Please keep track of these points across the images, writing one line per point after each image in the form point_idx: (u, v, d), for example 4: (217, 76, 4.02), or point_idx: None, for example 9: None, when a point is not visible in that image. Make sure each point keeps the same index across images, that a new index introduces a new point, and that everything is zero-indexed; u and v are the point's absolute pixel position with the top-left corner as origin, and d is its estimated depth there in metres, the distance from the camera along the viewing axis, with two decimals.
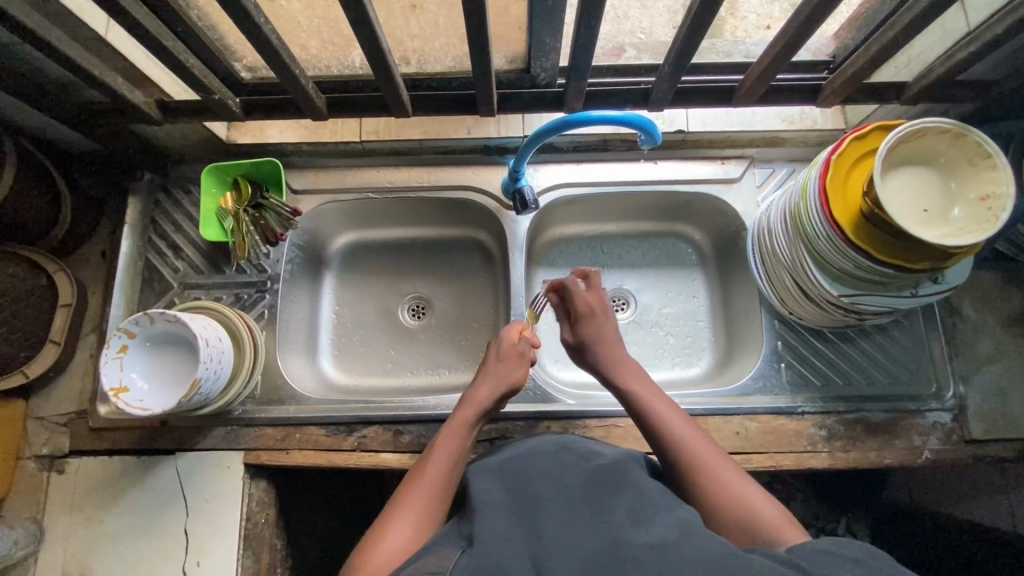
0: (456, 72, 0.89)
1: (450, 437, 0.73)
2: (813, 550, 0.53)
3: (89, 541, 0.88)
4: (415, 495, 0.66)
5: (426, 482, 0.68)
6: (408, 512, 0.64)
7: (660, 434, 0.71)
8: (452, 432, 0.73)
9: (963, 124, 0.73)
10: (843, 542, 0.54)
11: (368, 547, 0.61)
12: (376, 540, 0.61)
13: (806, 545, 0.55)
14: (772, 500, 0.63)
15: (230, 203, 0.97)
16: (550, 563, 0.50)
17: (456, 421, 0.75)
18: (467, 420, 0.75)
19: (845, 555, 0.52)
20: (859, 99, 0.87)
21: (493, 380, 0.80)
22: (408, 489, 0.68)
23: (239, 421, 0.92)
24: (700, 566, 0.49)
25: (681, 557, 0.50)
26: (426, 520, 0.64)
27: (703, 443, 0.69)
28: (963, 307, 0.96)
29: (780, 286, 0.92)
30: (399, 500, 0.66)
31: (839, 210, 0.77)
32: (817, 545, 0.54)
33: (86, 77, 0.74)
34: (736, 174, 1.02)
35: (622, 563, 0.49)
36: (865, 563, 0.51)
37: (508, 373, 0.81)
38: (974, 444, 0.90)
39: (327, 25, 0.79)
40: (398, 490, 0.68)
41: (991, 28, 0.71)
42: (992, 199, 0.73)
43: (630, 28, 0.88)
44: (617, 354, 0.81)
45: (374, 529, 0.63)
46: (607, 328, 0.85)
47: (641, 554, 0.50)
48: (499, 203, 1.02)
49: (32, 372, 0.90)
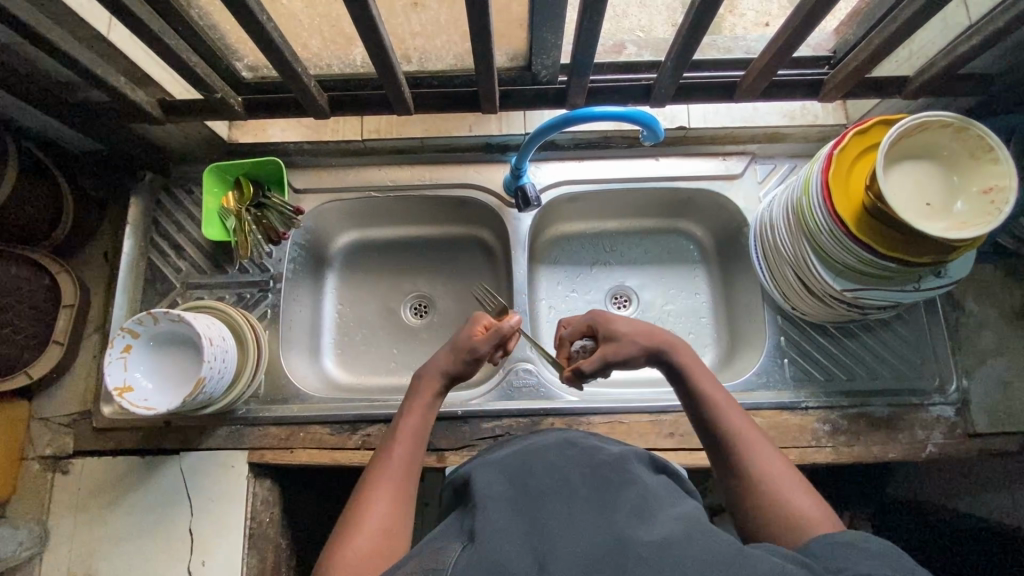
0: (458, 69, 0.89)
1: (413, 420, 0.72)
2: (834, 543, 0.53)
3: (94, 542, 0.88)
4: (386, 483, 0.66)
5: (393, 470, 0.67)
6: (382, 496, 0.64)
7: (713, 421, 0.68)
8: (414, 419, 0.72)
9: (965, 118, 0.73)
10: (863, 536, 0.54)
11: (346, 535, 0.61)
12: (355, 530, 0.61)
13: (826, 538, 0.55)
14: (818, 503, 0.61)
15: (232, 202, 0.97)
16: (554, 562, 0.50)
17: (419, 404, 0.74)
18: (429, 405, 0.74)
19: (864, 548, 0.52)
20: (862, 94, 0.87)
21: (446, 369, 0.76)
22: (378, 474, 0.67)
23: (243, 421, 0.92)
24: (706, 563, 0.49)
25: (687, 555, 0.50)
26: (403, 509, 0.64)
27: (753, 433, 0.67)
28: (966, 301, 0.96)
29: (783, 280, 0.92)
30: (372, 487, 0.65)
31: (842, 205, 0.77)
32: (833, 539, 0.54)
33: (88, 77, 0.74)
34: (737, 170, 1.02)
35: (627, 561, 0.49)
36: (887, 558, 0.51)
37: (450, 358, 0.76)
38: (977, 437, 0.90)
39: (328, 23, 0.79)
40: (368, 474, 0.68)
41: (993, 22, 0.71)
42: (996, 192, 0.73)
43: (630, 25, 0.90)
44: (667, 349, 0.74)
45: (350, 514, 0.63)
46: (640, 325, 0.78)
47: (645, 552, 0.50)
48: (500, 200, 1.02)
49: (36, 373, 0.90)
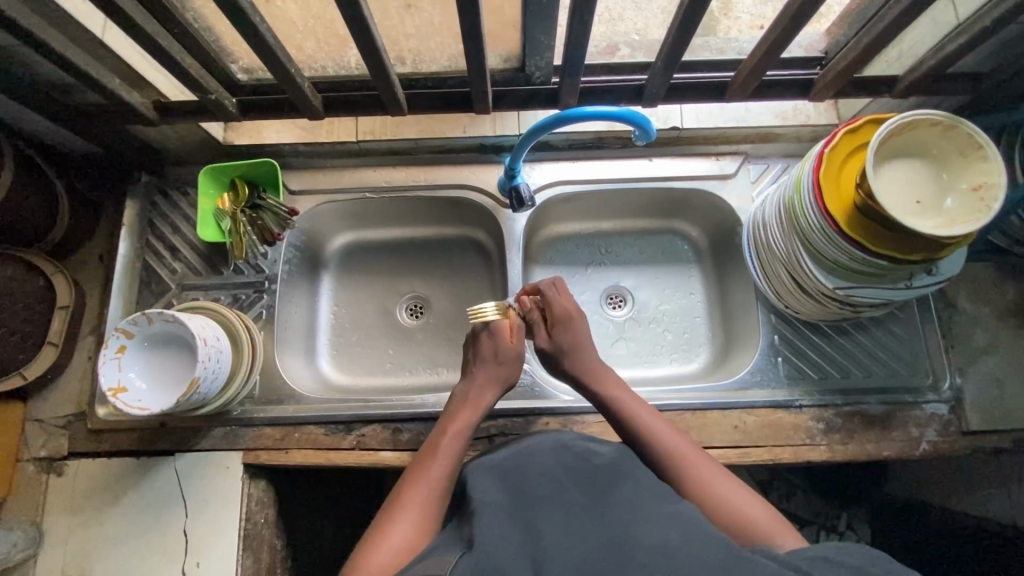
0: (451, 71, 0.90)
1: (454, 433, 0.76)
2: (809, 555, 0.54)
3: (89, 543, 0.88)
4: (420, 494, 0.68)
5: (432, 480, 0.69)
6: (413, 506, 0.67)
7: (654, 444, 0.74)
8: (455, 436, 0.75)
9: (954, 116, 0.74)
10: (842, 548, 0.54)
11: (376, 544, 0.62)
12: (381, 542, 0.62)
13: (799, 552, 0.55)
14: (762, 503, 0.67)
15: (228, 203, 0.97)
16: (553, 567, 0.51)
17: (458, 421, 0.78)
18: (470, 420, 0.78)
19: (843, 563, 0.53)
20: (853, 93, 0.88)
21: (487, 383, 0.82)
22: (412, 486, 0.69)
23: (237, 422, 0.92)
24: (705, 566, 0.50)
25: (686, 560, 0.50)
26: (432, 514, 0.66)
27: (692, 450, 0.72)
28: (958, 298, 0.96)
29: (775, 279, 0.93)
30: (403, 498, 0.68)
31: (833, 203, 0.78)
32: (808, 554, 0.54)
33: (83, 78, 0.74)
34: (730, 170, 1.03)
35: (629, 566, 0.50)
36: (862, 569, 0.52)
37: (501, 372, 0.83)
38: (971, 434, 0.91)
39: (322, 25, 0.80)
40: (399, 485, 0.70)
41: (980, 21, 0.72)
42: (984, 189, 0.73)
43: (625, 29, 0.91)
44: (594, 364, 0.85)
45: (377, 526, 0.65)
46: (578, 336, 0.87)
47: (645, 557, 0.51)
48: (495, 201, 1.02)
49: (31, 374, 0.90)
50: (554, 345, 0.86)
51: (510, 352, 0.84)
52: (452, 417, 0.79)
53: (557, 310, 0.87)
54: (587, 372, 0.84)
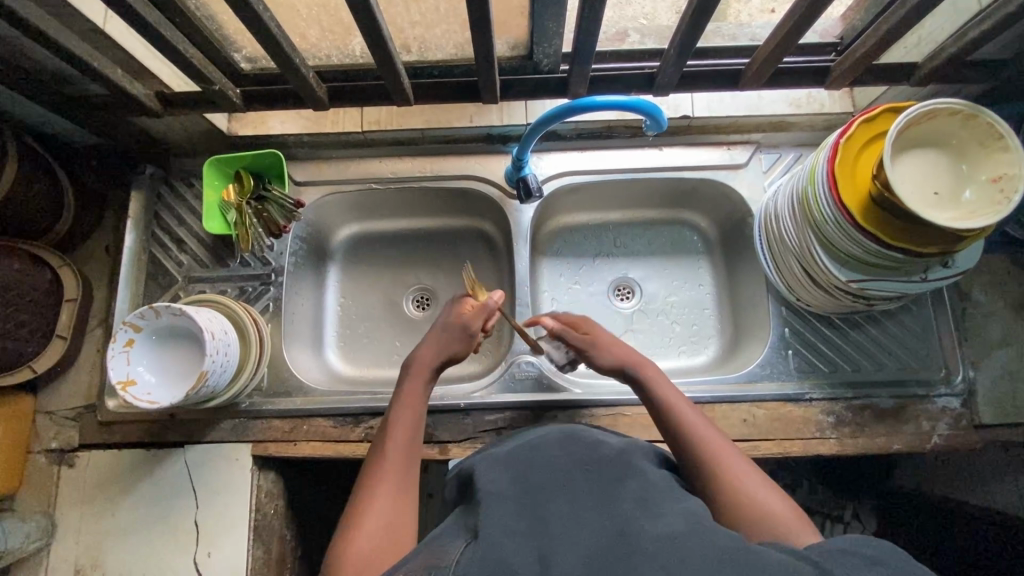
0: (458, 58, 0.88)
1: (404, 413, 0.74)
2: (826, 549, 0.52)
3: (101, 534, 0.89)
4: (386, 481, 0.66)
5: (390, 462, 0.69)
6: (385, 492, 0.65)
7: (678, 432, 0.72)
8: (409, 420, 0.74)
9: (975, 105, 0.72)
10: (859, 541, 0.52)
11: (350, 533, 0.61)
12: (355, 533, 0.61)
13: (820, 544, 0.53)
14: (779, 494, 0.64)
15: (233, 195, 0.96)
16: (556, 558, 0.50)
17: (408, 399, 0.76)
18: (417, 395, 0.77)
19: (859, 552, 0.51)
20: (869, 81, 0.85)
21: (434, 350, 0.80)
22: (377, 473, 0.67)
23: (246, 414, 0.92)
24: (710, 558, 0.48)
25: (690, 549, 0.49)
26: (405, 504, 0.65)
27: (713, 437, 0.71)
28: (973, 291, 0.94)
29: (787, 271, 0.91)
30: (371, 489, 0.65)
31: (848, 194, 0.76)
32: (828, 546, 0.52)
33: (85, 70, 0.73)
34: (742, 160, 1.01)
35: (631, 556, 0.49)
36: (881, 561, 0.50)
37: (450, 342, 0.81)
38: (984, 428, 0.90)
39: (326, 13, 0.78)
40: (363, 473, 0.68)
41: (1005, 6, 0.69)
42: (1005, 180, 0.71)
43: (633, 13, 0.85)
44: (631, 356, 0.83)
45: (351, 515, 0.63)
46: (602, 331, 0.87)
47: (650, 547, 0.50)
48: (502, 191, 1.01)
49: (40, 367, 0.90)
50: (589, 337, 0.86)
51: (463, 325, 0.82)
52: (402, 395, 0.76)
53: (571, 319, 0.89)
54: (637, 366, 0.81)
